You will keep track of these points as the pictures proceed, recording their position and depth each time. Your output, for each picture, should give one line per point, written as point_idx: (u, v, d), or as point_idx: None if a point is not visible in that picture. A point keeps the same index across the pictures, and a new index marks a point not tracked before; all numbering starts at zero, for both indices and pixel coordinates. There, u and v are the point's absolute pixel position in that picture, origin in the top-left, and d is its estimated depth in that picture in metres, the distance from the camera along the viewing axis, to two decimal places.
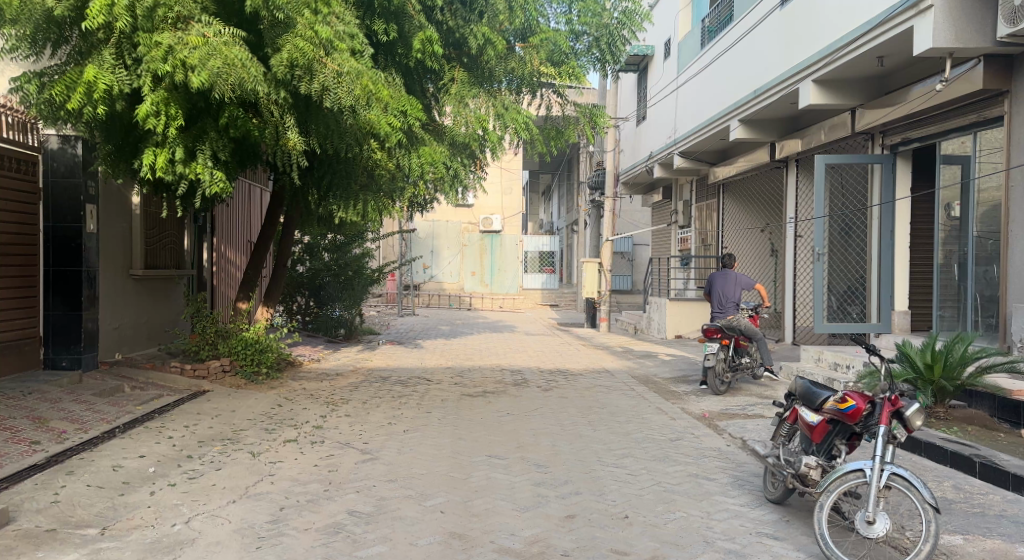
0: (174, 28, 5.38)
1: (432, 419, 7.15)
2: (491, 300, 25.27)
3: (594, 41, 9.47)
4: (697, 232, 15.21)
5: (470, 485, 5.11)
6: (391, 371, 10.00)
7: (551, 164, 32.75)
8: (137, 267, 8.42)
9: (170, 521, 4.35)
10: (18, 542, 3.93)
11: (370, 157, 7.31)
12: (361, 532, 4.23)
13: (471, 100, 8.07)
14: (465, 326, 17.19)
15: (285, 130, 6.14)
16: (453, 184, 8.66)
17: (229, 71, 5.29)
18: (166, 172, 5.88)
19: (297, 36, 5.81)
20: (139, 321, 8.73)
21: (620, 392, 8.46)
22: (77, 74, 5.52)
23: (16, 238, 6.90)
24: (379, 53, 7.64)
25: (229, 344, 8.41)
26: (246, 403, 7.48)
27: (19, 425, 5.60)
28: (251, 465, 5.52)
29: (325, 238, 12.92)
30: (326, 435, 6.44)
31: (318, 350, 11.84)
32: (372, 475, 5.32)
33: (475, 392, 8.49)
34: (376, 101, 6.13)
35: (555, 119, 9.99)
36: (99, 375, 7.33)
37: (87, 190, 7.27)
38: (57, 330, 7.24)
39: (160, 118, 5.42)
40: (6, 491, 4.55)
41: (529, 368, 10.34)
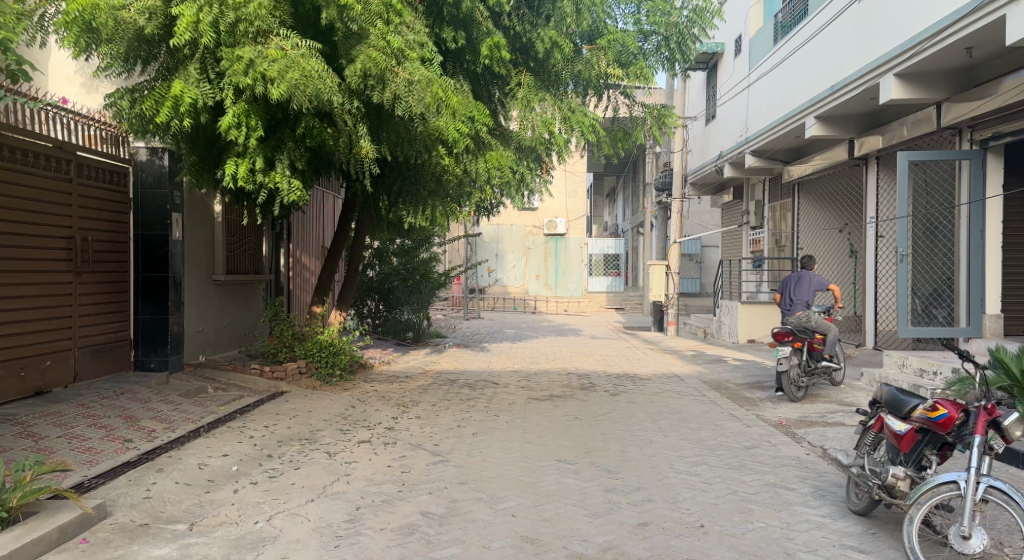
0: (254, 41, 5.59)
1: (501, 422, 7.18)
2: (556, 303, 25.23)
3: (664, 41, 9.30)
4: (770, 234, 14.78)
5: (541, 489, 5.12)
6: (458, 374, 10.10)
7: (615, 166, 32.48)
8: (220, 273, 8.79)
9: (253, 519, 4.50)
10: (115, 535, 4.14)
11: (438, 164, 7.42)
12: (435, 533, 4.29)
13: (538, 105, 8.09)
14: (530, 330, 17.22)
15: (358, 138, 6.30)
16: (520, 187, 8.69)
17: (307, 82, 5.46)
18: (247, 182, 6.12)
19: (370, 47, 5.94)
20: (222, 324, 9.12)
21: (691, 398, 8.31)
22: (165, 89, 5.79)
23: (111, 247, 7.31)
24: (448, 61, 7.77)
25: (305, 346, 8.70)
26: (321, 404, 7.69)
27: (113, 424, 5.90)
28: (327, 465, 5.66)
29: (394, 243, 13.19)
30: (398, 437, 6.55)
31: (387, 352, 12.08)
32: (444, 477, 5.39)
33: (543, 395, 8.49)
34: (446, 108, 6.25)
35: (623, 121, 9.87)
36: (185, 376, 7.68)
37: (173, 200, 7.63)
38: (146, 333, 7.63)
39: (242, 129, 5.66)
40: (103, 487, 4.80)
41: (596, 372, 10.28)
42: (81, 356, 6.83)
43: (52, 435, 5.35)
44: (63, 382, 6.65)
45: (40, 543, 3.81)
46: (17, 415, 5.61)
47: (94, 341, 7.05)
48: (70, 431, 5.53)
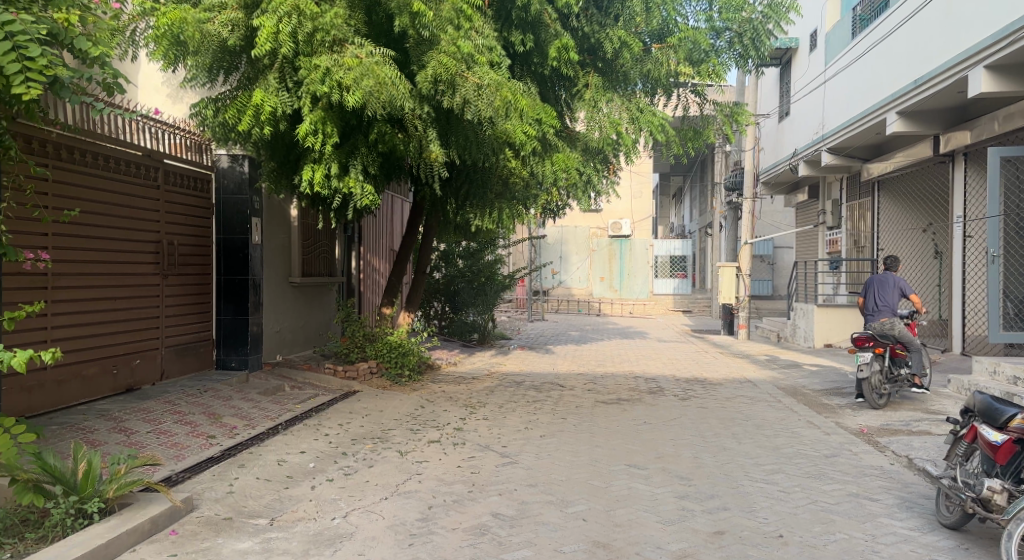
0: (330, 50, 5.74)
1: (569, 424, 7.15)
2: (620, 305, 24.99)
3: (737, 37, 9.13)
4: (849, 234, 14.25)
5: (612, 493, 5.07)
6: (525, 376, 10.11)
7: (683, 166, 31.95)
8: (295, 275, 9.08)
9: (330, 515, 4.62)
10: (202, 528, 4.31)
11: (505, 166, 7.44)
12: (506, 535, 4.30)
13: (606, 105, 8.03)
14: (595, 332, 17.12)
15: (428, 143, 6.40)
16: (587, 189, 8.64)
17: (381, 89, 5.57)
18: (323, 187, 6.32)
19: (441, 53, 6.05)
20: (298, 325, 9.40)
21: (766, 404, 8.08)
22: (246, 98, 6.01)
23: (195, 251, 7.64)
24: (516, 64, 7.81)
25: (376, 346, 8.87)
26: (392, 403, 7.84)
27: (198, 420, 6.16)
28: (399, 464, 5.76)
29: (460, 245, 13.34)
30: (467, 438, 6.61)
31: (454, 354, 12.21)
32: (513, 478, 5.40)
33: (610, 399, 8.41)
34: (515, 111, 6.26)
35: (693, 120, 9.68)
36: (263, 375, 7.96)
37: (253, 205, 7.92)
38: (227, 333, 7.94)
39: (318, 135, 5.84)
40: (189, 481, 5.02)
41: (665, 375, 10.13)
42: (166, 355, 7.16)
43: (142, 430, 5.62)
44: (151, 380, 6.98)
45: (135, 533, 3.98)
46: (110, 411, 5.92)
47: (179, 341, 7.38)
48: (159, 426, 5.80)
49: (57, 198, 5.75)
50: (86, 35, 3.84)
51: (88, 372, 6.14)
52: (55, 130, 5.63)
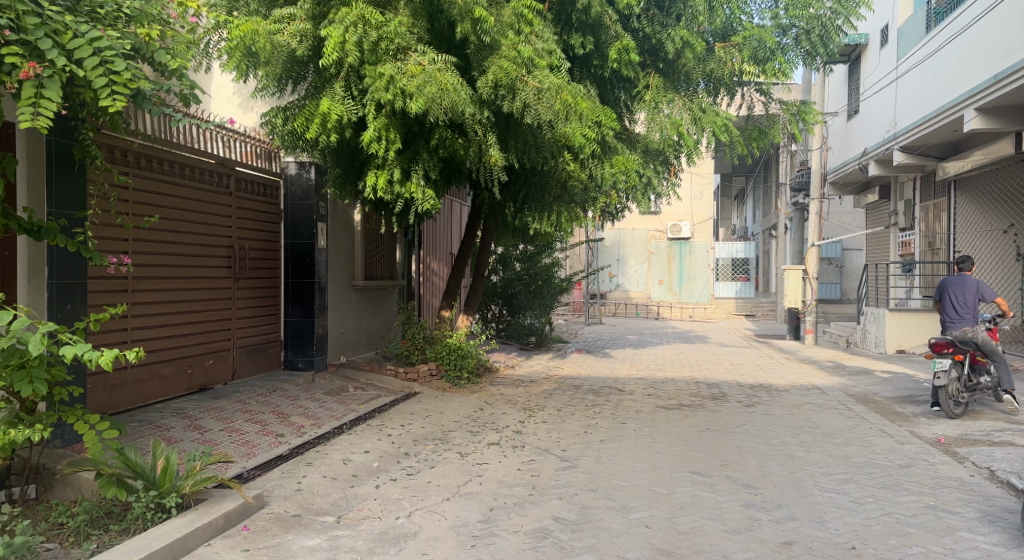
0: (394, 58, 5.86)
1: (629, 429, 7.08)
2: (680, 309, 24.65)
3: (804, 34, 8.86)
4: (922, 236, 13.68)
5: (674, 501, 4.99)
6: (583, 380, 10.06)
7: (745, 167, 31.29)
8: (359, 279, 9.28)
9: (394, 515, 4.69)
10: (273, 524, 4.44)
11: (564, 170, 7.46)
12: (568, 539, 4.29)
13: (667, 106, 7.92)
14: (654, 336, 16.92)
15: (488, 148, 6.48)
16: (647, 191, 8.55)
17: (443, 95, 5.64)
18: (386, 193, 6.45)
19: (502, 58, 6.08)
20: (361, 327, 9.61)
21: (835, 411, 7.83)
22: (314, 107, 6.19)
23: (264, 255, 7.89)
24: (575, 67, 7.84)
25: (435, 349, 8.99)
26: (452, 405, 7.93)
27: (267, 419, 6.36)
28: (460, 465, 5.81)
29: (517, 249, 13.39)
30: (526, 440, 6.62)
31: (512, 357, 12.26)
32: (573, 482, 5.38)
33: (672, 404, 8.29)
34: (575, 114, 6.24)
35: (758, 120, 9.46)
36: (328, 375, 8.17)
37: (318, 210, 8.13)
38: (294, 334, 8.17)
39: (382, 142, 5.99)
40: (260, 478, 5.17)
41: (727, 381, 9.93)
42: (238, 356, 7.41)
43: (215, 428, 5.83)
44: (223, 379, 7.23)
45: (210, 528, 4.12)
46: (186, 409, 6.15)
47: (250, 342, 7.63)
48: (231, 425, 6.01)
49: (137, 205, 6.02)
50: (166, 48, 3.99)
51: (164, 371, 6.40)
52: (136, 140, 5.90)
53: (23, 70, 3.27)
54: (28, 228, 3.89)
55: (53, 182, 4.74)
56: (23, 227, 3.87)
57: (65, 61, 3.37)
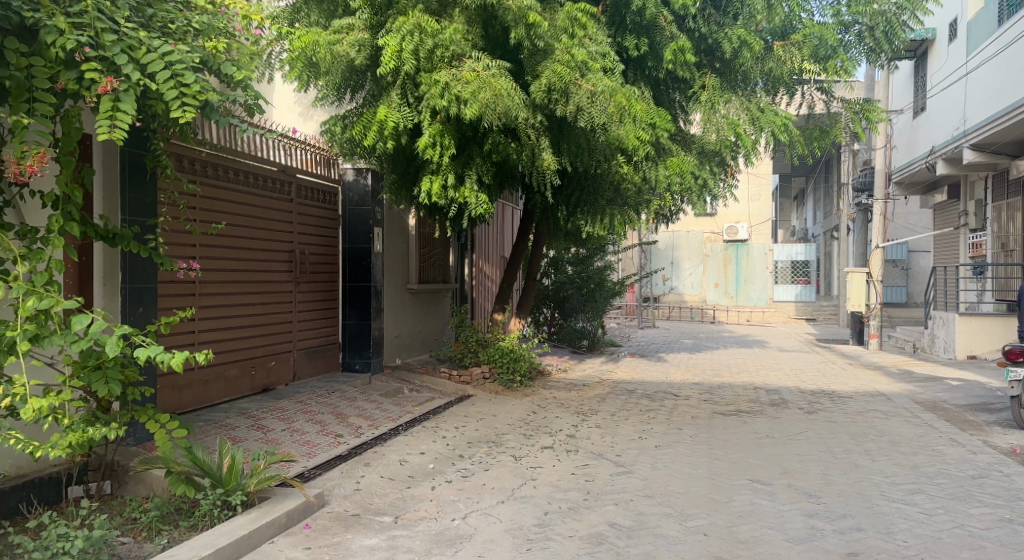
0: (449, 65, 5.93)
1: (685, 435, 6.98)
2: (737, 313, 24.19)
3: (868, 31, 8.60)
4: (995, 237, 13.08)
5: (733, 509, 4.89)
6: (637, 384, 9.96)
7: (804, 167, 30.50)
8: (413, 282, 9.42)
9: (450, 516, 4.74)
10: (333, 523, 4.54)
11: (617, 172, 7.41)
12: (624, 546, 4.25)
13: (723, 106, 7.81)
14: (710, 340, 16.64)
15: (540, 151, 6.48)
16: (703, 193, 8.39)
17: (497, 101, 5.69)
18: (441, 198, 6.54)
19: (555, 62, 6.11)
20: (416, 330, 9.73)
21: (901, 419, 7.55)
22: (371, 114, 6.33)
23: (323, 259, 8.08)
24: (629, 68, 7.81)
25: (488, 352, 9.05)
26: (506, 408, 7.96)
27: (327, 419, 6.51)
28: (514, 468, 5.83)
29: (569, 252, 13.36)
30: (580, 445, 6.60)
31: (565, 360, 12.22)
32: (629, 488, 5.33)
33: (729, 410, 8.14)
34: (630, 117, 6.15)
35: (819, 119, 9.21)
36: (384, 378, 8.31)
37: (375, 216, 8.29)
38: (352, 337, 8.34)
39: (437, 148, 6.06)
40: (320, 477, 5.30)
41: (787, 387, 9.68)
42: (298, 358, 7.60)
43: (278, 428, 5.99)
44: (285, 380, 7.43)
45: (273, 525, 4.24)
46: (249, 409, 6.35)
47: (309, 344, 7.82)
48: (292, 424, 6.17)
49: (204, 212, 6.24)
50: (231, 60, 4.11)
51: (230, 373, 6.61)
52: (204, 150, 6.11)
53: (101, 84, 3.41)
54: (104, 235, 4.06)
55: (126, 190, 4.96)
56: (99, 234, 4.05)
57: (139, 75, 3.51)
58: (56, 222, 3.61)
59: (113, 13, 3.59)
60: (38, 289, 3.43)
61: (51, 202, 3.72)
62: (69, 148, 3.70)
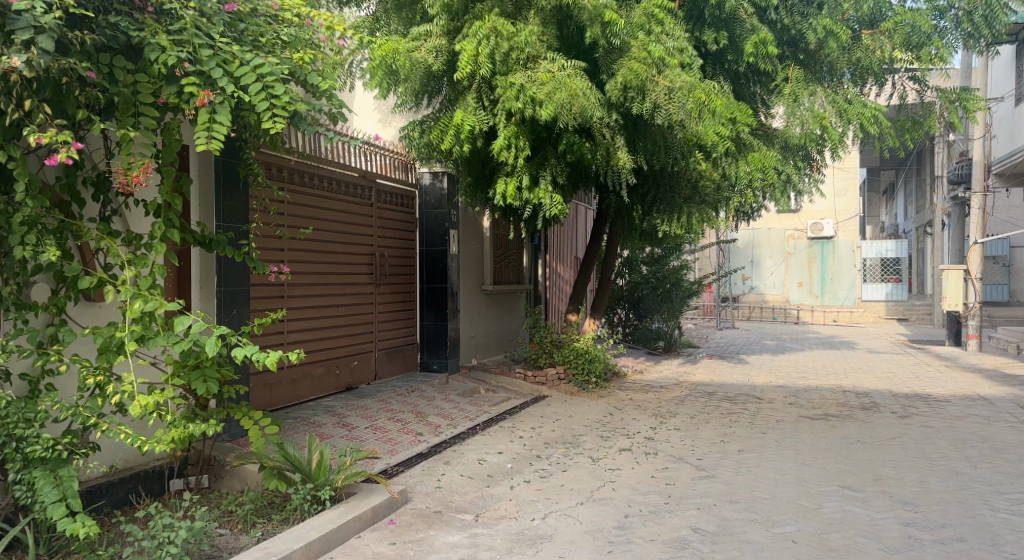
0: (525, 67, 5.97)
1: (770, 439, 6.77)
2: (823, 313, 23.33)
3: (965, 15, 8.14)
4: None
5: (822, 516, 4.72)
6: (717, 387, 9.74)
7: (895, 160, 29.13)
8: (488, 283, 9.52)
9: (530, 516, 4.75)
10: (416, 519, 4.63)
11: (695, 170, 7.27)
12: (708, 551, 4.16)
13: (808, 99, 7.56)
14: (795, 342, 16.08)
15: (616, 150, 6.43)
16: (787, 188, 8.12)
17: (573, 101, 5.67)
18: (515, 200, 6.58)
19: (632, 59, 6.02)
20: (491, 331, 9.81)
21: (1006, 425, 7.10)
22: (448, 119, 6.44)
23: (402, 261, 8.26)
24: (708, 63, 7.68)
25: (563, 353, 9.04)
26: (582, 410, 7.93)
27: (407, 418, 6.65)
28: (592, 470, 5.80)
29: (644, 251, 13.20)
30: (659, 447, 6.49)
31: (641, 361, 12.08)
32: (711, 493, 5.21)
33: (816, 414, 7.85)
34: (710, 112, 6.01)
35: (912, 109, 8.77)
36: (461, 377, 8.43)
37: (450, 218, 8.42)
38: (430, 337, 8.49)
39: (511, 150, 6.11)
40: (403, 474, 5.41)
41: (877, 390, 9.27)
42: (379, 357, 7.80)
43: (361, 426, 6.16)
44: (367, 379, 7.63)
45: (360, 521, 4.35)
46: (334, 407, 6.55)
47: (389, 344, 8.00)
48: (375, 422, 6.33)
49: (292, 218, 6.48)
50: (317, 71, 4.21)
51: (316, 372, 6.84)
52: (291, 157, 6.35)
53: (199, 97, 3.60)
54: (201, 241, 4.27)
55: (221, 198, 5.21)
56: (197, 240, 4.27)
57: (233, 87, 3.66)
58: (160, 228, 3.82)
59: (210, 28, 3.76)
60: (144, 292, 3.62)
61: (154, 210, 3.94)
62: (170, 158, 3.93)
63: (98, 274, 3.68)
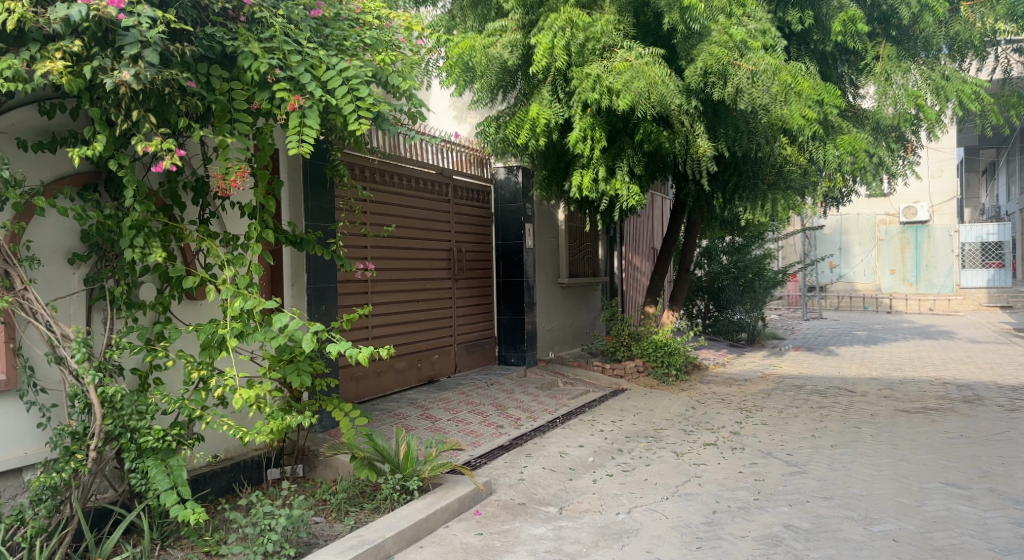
0: (601, 57, 5.90)
1: (865, 434, 6.49)
2: (917, 301, 22.19)
3: None
4: None
5: (925, 514, 4.49)
6: (805, 379, 9.41)
7: (995, 138, 27.34)
8: (564, 276, 9.50)
9: (615, 510, 4.73)
10: (502, 511, 4.68)
11: (780, 155, 7.02)
12: (803, 549, 4.03)
13: (901, 76, 7.20)
14: (888, 332, 15.35)
15: (695, 138, 6.28)
16: (879, 171, 7.74)
17: (651, 90, 5.59)
18: (592, 191, 6.54)
19: (712, 44, 5.88)
20: (567, 324, 9.80)
21: None
22: (523, 112, 6.46)
23: (478, 256, 8.36)
24: (793, 44, 7.40)
25: (641, 346, 8.93)
26: (663, 403, 7.82)
27: (488, 411, 6.73)
28: (676, 464, 5.71)
29: (724, 241, 12.89)
30: (746, 442, 6.33)
31: (722, 354, 11.80)
32: (803, 489, 5.04)
33: (914, 407, 7.48)
34: (795, 95, 5.86)
35: (1018, 82, 8.21)
36: (539, 371, 8.48)
37: (526, 212, 8.45)
38: (508, 331, 8.54)
39: (587, 142, 6.09)
40: (486, 466, 5.48)
41: (982, 382, 8.75)
42: (458, 351, 7.90)
43: (444, 418, 6.27)
44: (447, 372, 7.75)
45: (448, 511, 4.43)
46: (417, 400, 6.68)
47: (468, 338, 8.11)
48: (457, 415, 6.43)
49: (374, 216, 6.64)
50: (398, 71, 4.27)
51: (399, 365, 7.00)
52: (374, 157, 6.52)
53: (290, 102, 3.73)
54: (293, 241, 4.43)
55: (309, 198, 5.41)
56: (289, 240, 4.42)
57: (320, 91, 3.76)
58: (255, 229, 3.98)
59: (298, 35, 3.88)
60: (243, 291, 3.78)
61: (250, 211, 4.12)
62: (263, 162, 4.09)
63: (200, 274, 3.86)
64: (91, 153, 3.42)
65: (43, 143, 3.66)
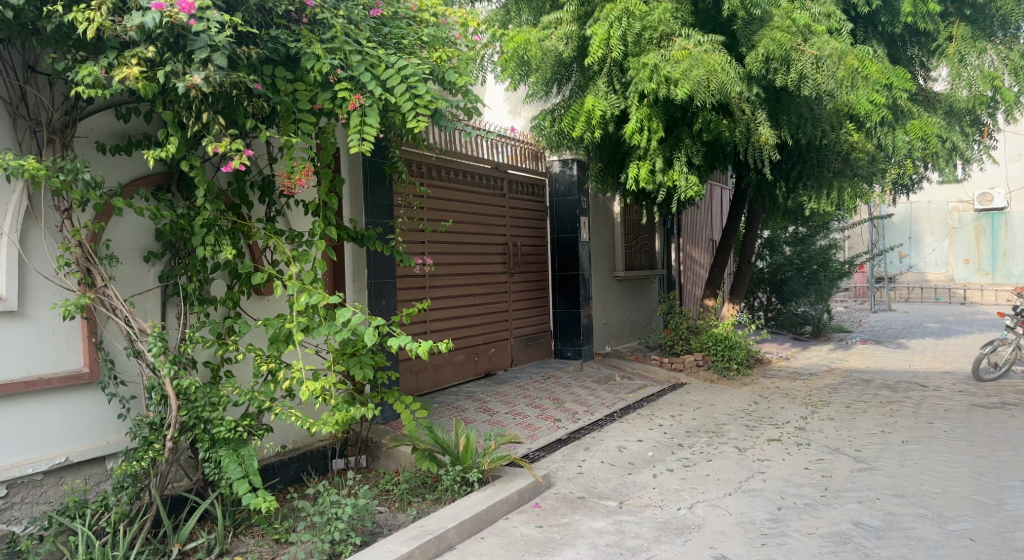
0: (658, 46, 5.82)
1: (938, 430, 6.23)
2: (994, 293, 21.13)
3: None
4: None
5: (1005, 513, 4.29)
6: (874, 374, 9.08)
7: None
8: (620, 269, 9.42)
9: (676, 505, 4.68)
10: (561, 504, 4.69)
11: (846, 141, 6.78)
12: (874, 547, 3.90)
13: (976, 57, 6.88)
14: (963, 324, 14.67)
15: (757, 126, 6.13)
16: (953, 157, 7.41)
17: (711, 78, 5.48)
18: (649, 183, 6.46)
19: (774, 30, 5.70)
20: (624, 317, 9.72)
21: None
22: (579, 105, 6.42)
23: (534, 250, 8.35)
24: (859, 27, 7.15)
25: (701, 340, 8.81)
26: (724, 398, 7.68)
27: (545, 404, 6.74)
28: (739, 460, 5.60)
29: (787, 231, 12.65)
30: (811, 438, 6.16)
31: (785, 348, 11.49)
32: (873, 486, 4.88)
33: (992, 403, 7.14)
34: (862, 79, 5.70)
35: None
36: (596, 364, 8.43)
37: (581, 205, 8.40)
38: (564, 325, 8.53)
39: (644, 133, 6.01)
40: (544, 459, 5.49)
41: None
42: (515, 345, 7.93)
43: (501, 411, 6.30)
44: (504, 366, 7.79)
45: (508, 503, 4.46)
46: (475, 393, 6.74)
47: (524, 332, 8.12)
48: (514, 408, 6.46)
49: (432, 211, 6.72)
50: (455, 68, 4.30)
51: (457, 358, 7.07)
52: (431, 153, 6.60)
53: (351, 101, 3.81)
54: (354, 237, 4.51)
55: (368, 195, 5.51)
56: (351, 236, 4.51)
57: (380, 89, 3.82)
58: (319, 225, 4.07)
59: (357, 35, 3.94)
60: (308, 286, 3.87)
61: (313, 209, 4.22)
62: (325, 160, 4.18)
63: (267, 270, 3.98)
64: (165, 154, 3.56)
65: (119, 146, 3.81)
